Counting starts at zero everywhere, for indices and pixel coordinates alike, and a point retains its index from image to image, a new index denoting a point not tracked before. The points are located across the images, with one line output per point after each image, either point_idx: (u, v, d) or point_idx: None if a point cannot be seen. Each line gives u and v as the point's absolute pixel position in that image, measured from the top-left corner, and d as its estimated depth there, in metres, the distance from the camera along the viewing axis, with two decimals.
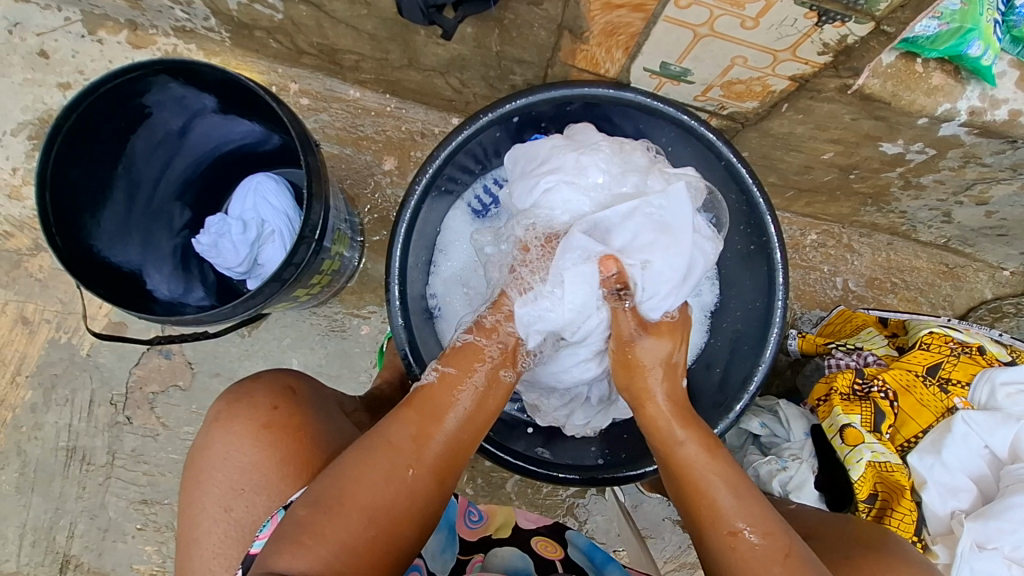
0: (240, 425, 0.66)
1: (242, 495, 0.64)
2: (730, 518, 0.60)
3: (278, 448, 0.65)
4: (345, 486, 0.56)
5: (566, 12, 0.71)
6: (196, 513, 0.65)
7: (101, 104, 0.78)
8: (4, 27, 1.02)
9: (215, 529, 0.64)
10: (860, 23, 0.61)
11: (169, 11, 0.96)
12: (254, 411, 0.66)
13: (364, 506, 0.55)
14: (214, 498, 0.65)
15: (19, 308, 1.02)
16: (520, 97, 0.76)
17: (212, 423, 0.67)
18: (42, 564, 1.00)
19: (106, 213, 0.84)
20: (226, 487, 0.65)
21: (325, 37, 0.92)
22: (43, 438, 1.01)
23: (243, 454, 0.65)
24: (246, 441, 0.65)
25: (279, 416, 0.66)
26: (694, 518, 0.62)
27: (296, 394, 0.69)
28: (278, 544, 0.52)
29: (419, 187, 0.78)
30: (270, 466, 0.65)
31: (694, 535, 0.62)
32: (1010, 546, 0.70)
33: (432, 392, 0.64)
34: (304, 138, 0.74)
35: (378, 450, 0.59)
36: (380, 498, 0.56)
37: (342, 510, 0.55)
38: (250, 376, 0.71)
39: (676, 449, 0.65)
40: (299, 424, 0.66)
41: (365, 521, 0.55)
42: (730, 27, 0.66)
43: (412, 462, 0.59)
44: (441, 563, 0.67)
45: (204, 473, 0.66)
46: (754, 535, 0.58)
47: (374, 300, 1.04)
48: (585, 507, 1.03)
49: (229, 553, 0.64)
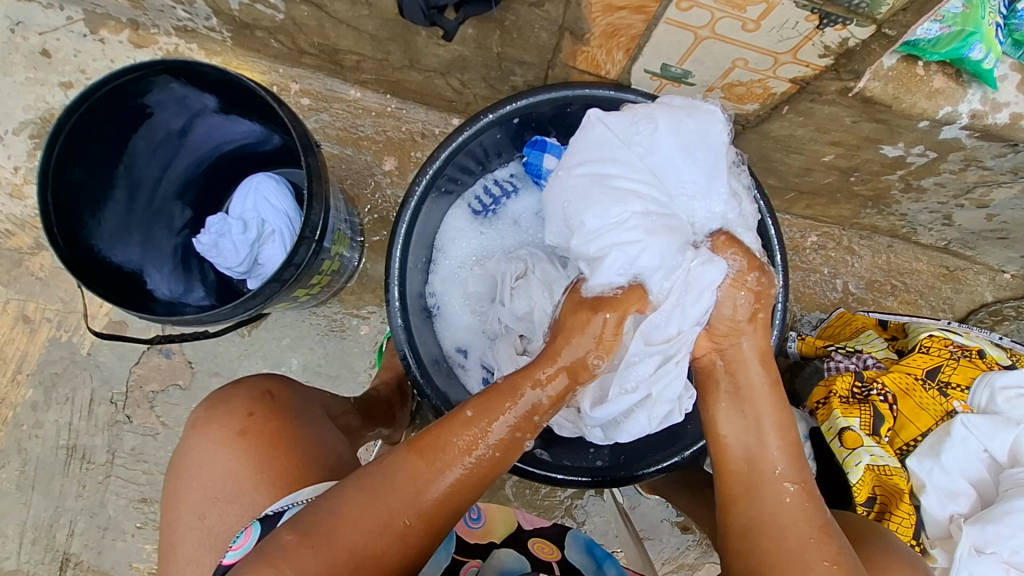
0: (217, 432, 0.66)
1: (215, 504, 0.64)
2: (783, 471, 0.60)
3: (253, 455, 0.65)
4: (333, 523, 0.54)
5: (567, 14, 0.71)
6: (173, 520, 0.66)
7: (103, 103, 0.78)
8: (7, 26, 1.02)
9: (190, 535, 0.65)
10: (862, 26, 0.61)
11: (171, 10, 0.96)
12: (230, 418, 0.66)
13: (349, 547, 0.54)
14: (190, 504, 0.65)
15: (20, 306, 1.02)
16: (520, 98, 0.76)
17: (191, 429, 0.68)
18: (42, 562, 1.01)
19: (106, 213, 0.84)
20: (201, 495, 0.65)
21: (326, 38, 0.92)
22: (44, 436, 1.02)
23: (218, 461, 0.65)
24: (222, 448, 0.65)
25: (255, 423, 0.66)
26: (742, 463, 0.61)
27: (275, 399, 0.68)
28: (259, 560, 0.53)
29: (419, 188, 0.78)
30: (243, 475, 0.64)
31: (732, 475, 0.62)
32: (1008, 550, 0.70)
33: (447, 441, 0.58)
34: (305, 138, 0.74)
35: (377, 495, 0.56)
36: (370, 544, 0.54)
37: (324, 547, 0.53)
38: (231, 381, 0.71)
39: (752, 402, 0.62)
40: (275, 430, 0.66)
41: (347, 564, 0.53)
42: (731, 29, 0.66)
43: (407, 516, 0.56)
44: (436, 564, 0.66)
45: (182, 479, 0.66)
46: (800, 493, 0.60)
47: (374, 300, 1.04)
48: (583, 508, 1.03)
49: (202, 561, 0.64)
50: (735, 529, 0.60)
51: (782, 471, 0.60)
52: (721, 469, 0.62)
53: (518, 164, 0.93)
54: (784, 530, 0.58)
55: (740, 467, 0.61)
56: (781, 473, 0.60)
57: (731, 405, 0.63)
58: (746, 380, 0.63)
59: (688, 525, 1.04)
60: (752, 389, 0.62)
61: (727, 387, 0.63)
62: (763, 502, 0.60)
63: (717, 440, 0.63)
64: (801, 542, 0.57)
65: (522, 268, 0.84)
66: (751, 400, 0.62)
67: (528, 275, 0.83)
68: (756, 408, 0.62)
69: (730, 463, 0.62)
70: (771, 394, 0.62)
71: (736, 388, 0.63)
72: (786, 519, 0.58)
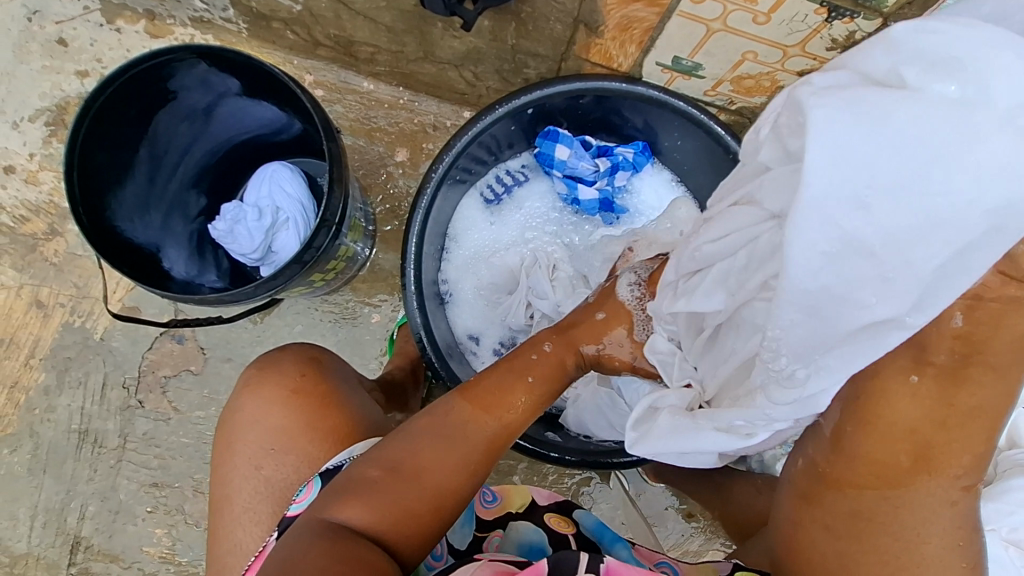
0: (270, 391, 0.67)
1: (271, 455, 0.66)
2: (960, 474, 0.46)
3: (306, 413, 0.66)
4: (417, 459, 0.58)
5: (584, 6, 0.73)
6: (226, 472, 0.66)
7: (127, 87, 0.80)
8: (23, 15, 1.03)
9: (245, 486, 0.65)
10: (868, 18, 0.63)
11: (188, 1, 0.98)
12: (283, 378, 0.68)
13: (433, 482, 0.58)
14: (245, 457, 0.66)
15: (34, 291, 1.03)
16: (535, 89, 0.78)
17: (243, 388, 0.68)
18: (53, 545, 1.01)
19: (127, 195, 0.86)
20: (257, 448, 0.66)
21: (343, 29, 0.94)
22: (56, 420, 1.02)
23: (273, 418, 0.66)
24: (275, 406, 0.67)
25: (307, 383, 0.68)
26: (906, 463, 0.46)
27: (323, 365, 0.70)
28: (341, 496, 0.55)
29: (436, 175, 0.80)
30: (298, 431, 0.66)
31: (880, 471, 0.47)
32: (1007, 527, 0.71)
33: (502, 393, 0.65)
34: (328, 125, 0.76)
35: (451, 439, 0.61)
36: (451, 482, 0.59)
37: (414, 482, 0.57)
38: (277, 346, 0.72)
39: (967, 386, 0.44)
40: (326, 392, 0.68)
41: (434, 499, 0.57)
42: (742, 22, 0.68)
43: (476, 456, 0.61)
44: (462, 535, 0.69)
45: (235, 434, 0.67)
46: (961, 496, 0.47)
47: (386, 289, 1.06)
48: (590, 494, 1.05)
49: (258, 510, 0.65)
50: (842, 514, 0.49)
51: (953, 473, 0.46)
52: (871, 456, 0.47)
53: (529, 155, 0.95)
54: (924, 537, 0.47)
55: (899, 458, 0.46)
56: (951, 475, 0.46)
57: (931, 381, 0.44)
58: (982, 356, 0.43)
59: (693, 512, 1.05)
60: (984, 368, 0.43)
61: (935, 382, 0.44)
62: (909, 501, 0.47)
63: (881, 425, 0.46)
64: (941, 549, 0.47)
65: (551, 261, 0.90)
66: (966, 381, 0.44)
67: (558, 270, 0.89)
68: (968, 397, 0.44)
69: (885, 453, 0.47)
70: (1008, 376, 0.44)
71: (961, 365, 0.43)
72: (931, 524, 0.47)
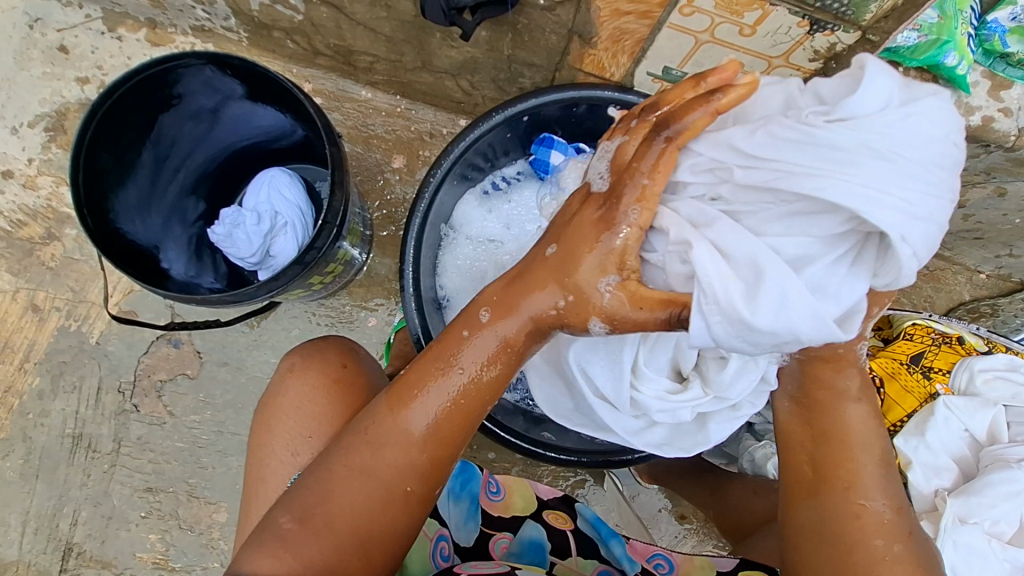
0: (313, 378, 0.69)
1: (309, 441, 0.67)
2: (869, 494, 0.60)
3: (347, 404, 0.68)
4: (327, 501, 0.54)
5: (577, 17, 0.76)
6: (265, 454, 0.68)
7: (134, 91, 0.81)
8: (25, 22, 1.04)
9: (282, 470, 0.67)
10: (848, 31, 0.66)
11: (191, 11, 1.00)
12: (325, 367, 0.70)
13: (349, 519, 0.54)
14: (284, 441, 0.68)
15: (30, 295, 1.03)
16: (532, 97, 0.80)
17: (286, 373, 0.70)
18: (45, 552, 1.00)
19: (130, 198, 0.87)
20: (295, 432, 0.68)
21: (343, 39, 0.96)
22: (51, 424, 1.02)
23: (313, 405, 0.68)
24: (317, 393, 0.68)
25: (348, 373, 0.70)
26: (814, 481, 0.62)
27: (360, 357, 0.73)
28: (253, 551, 0.52)
29: (435, 179, 0.82)
30: (336, 419, 0.68)
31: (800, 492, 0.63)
32: (989, 521, 0.74)
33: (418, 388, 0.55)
34: (330, 129, 0.77)
35: (367, 466, 0.55)
36: (370, 517, 0.55)
37: (324, 531, 0.53)
38: (317, 337, 0.74)
39: (842, 412, 0.62)
40: (363, 386, 0.70)
41: (353, 541, 0.54)
42: (729, 34, 0.71)
43: (395, 474, 0.55)
44: (467, 534, 0.70)
45: (275, 418, 0.68)
46: (882, 509, 0.60)
47: (382, 293, 1.07)
48: (585, 496, 1.06)
49: None
50: (802, 523, 0.62)
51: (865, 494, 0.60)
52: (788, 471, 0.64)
53: (525, 162, 0.98)
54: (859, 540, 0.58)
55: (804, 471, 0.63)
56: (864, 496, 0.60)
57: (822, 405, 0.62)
58: (828, 391, 0.62)
59: (685, 515, 1.07)
60: (836, 406, 0.62)
61: (817, 424, 0.62)
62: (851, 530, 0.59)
63: (789, 452, 0.64)
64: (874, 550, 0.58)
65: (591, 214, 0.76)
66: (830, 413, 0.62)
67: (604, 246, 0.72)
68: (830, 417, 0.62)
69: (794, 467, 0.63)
70: (868, 428, 0.62)
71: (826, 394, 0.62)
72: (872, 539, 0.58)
